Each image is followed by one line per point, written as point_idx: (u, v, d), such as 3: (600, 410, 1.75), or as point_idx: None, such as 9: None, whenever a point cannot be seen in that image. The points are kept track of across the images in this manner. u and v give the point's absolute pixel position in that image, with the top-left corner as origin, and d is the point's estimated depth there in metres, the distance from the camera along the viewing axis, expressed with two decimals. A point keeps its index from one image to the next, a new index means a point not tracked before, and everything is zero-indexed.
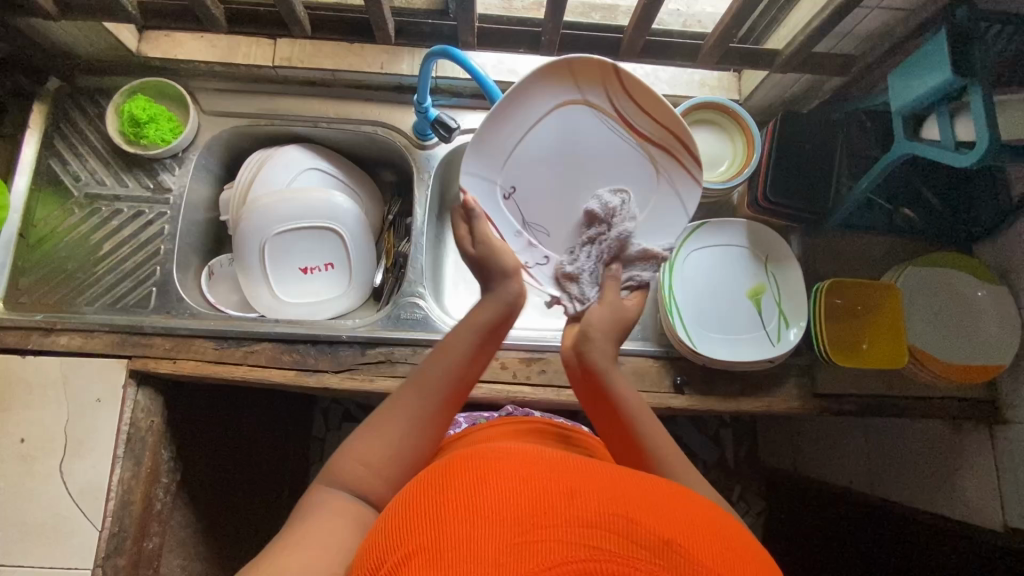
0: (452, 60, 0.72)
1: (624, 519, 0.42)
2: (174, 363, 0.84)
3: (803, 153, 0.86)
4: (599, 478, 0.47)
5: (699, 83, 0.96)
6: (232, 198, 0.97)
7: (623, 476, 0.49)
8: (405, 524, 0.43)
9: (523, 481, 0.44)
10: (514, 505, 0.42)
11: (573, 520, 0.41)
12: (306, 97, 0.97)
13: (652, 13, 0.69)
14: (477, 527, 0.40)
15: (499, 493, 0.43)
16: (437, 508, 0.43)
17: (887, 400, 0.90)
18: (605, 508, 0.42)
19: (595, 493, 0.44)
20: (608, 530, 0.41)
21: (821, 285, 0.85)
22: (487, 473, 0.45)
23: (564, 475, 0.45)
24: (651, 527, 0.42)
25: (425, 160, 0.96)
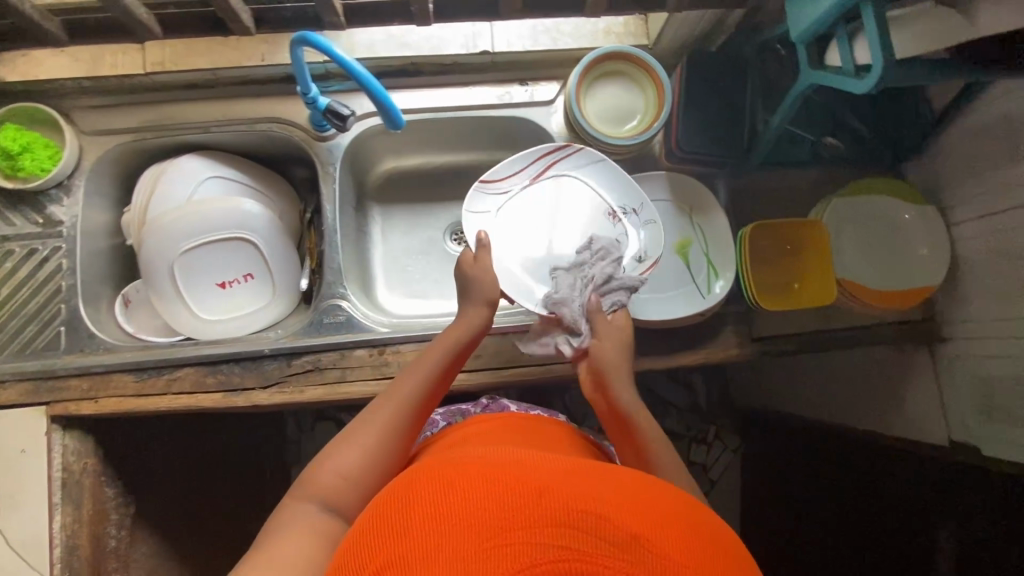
0: (311, 47, 0.66)
1: (591, 516, 0.41)
2: (96, 402, 0.81)
3: (713, 96, 0.82)
4: (570, 475, 0.46)
5: (604, 32, 0.90)
6: (133, 221, 0.91)
7: (600, 474, 0.48)
8: (377, 536, 0.43)
9: (491, 485, 0.44)
10: (483, 510, 0.41)
11: (540, 522, 0.40)
12: (190, 101, 0.90)
13: None
14: (446, 535, 0.40)
15: (466, 500, 0.42)
16: (405, 519, 0.42)
17: (827, 335, 0.89)
18: (573, 505, 0.42)
19: (566, 492, 0.43)
20: (575, 528, 0.40)
21: (743, 232, 0.82)
22: (458, 480, 0.45)
23: (534, 475, 0.45)
24: (622, 524, 0.41)
25: (328, 152, 0.90)
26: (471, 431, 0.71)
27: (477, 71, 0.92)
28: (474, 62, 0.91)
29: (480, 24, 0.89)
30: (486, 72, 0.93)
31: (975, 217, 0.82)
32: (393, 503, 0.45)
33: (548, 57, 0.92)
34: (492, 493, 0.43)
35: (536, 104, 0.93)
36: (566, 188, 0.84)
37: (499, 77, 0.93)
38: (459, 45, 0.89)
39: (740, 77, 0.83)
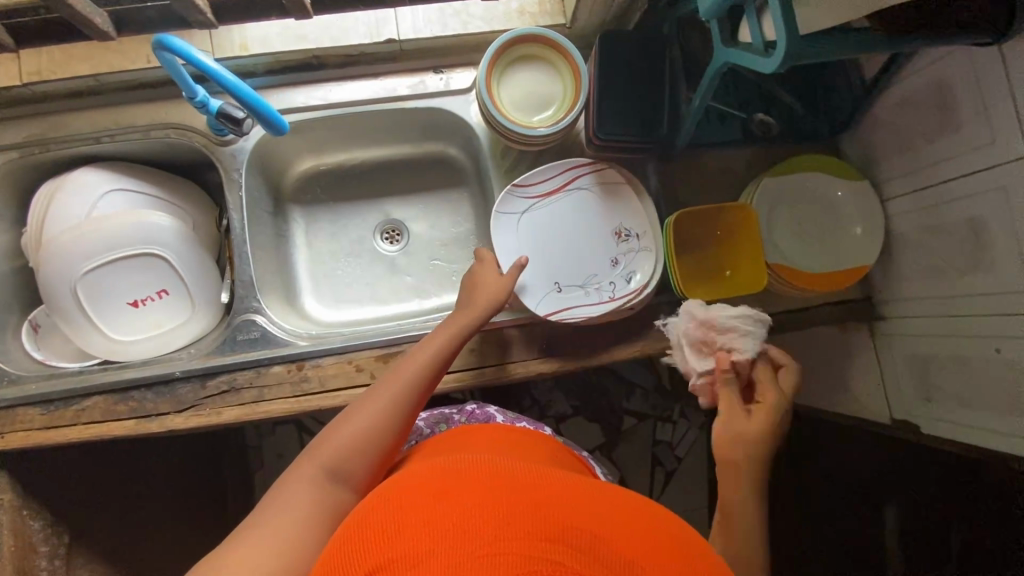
0: (171, 52, 0.62)
1: (587, 534, 0.39)
2: (0, 438, 0.77)
3: (629, 77, 0.77)
4: (571, 493, 0.45)
5: (518, 11, 0.84)
6: (30, 242, 0.86)
7: (600, 496, 0.46)
8: (368, 536, 0.40)
9: (489, 495, 0.42)
10: (479, 518, 0.39)
11: (535, 534, 0.38)
12: (78, 111, 0.84)
13: None
14: (439, 541, 0.38)
15: (462, 509, 0.41)
16: (399, 523, 0.40)
17: (763, 321, 0.87)
18: (571, 523, 0.40)
19: (562, 509, 0.41)
20: (569, 544, 0.38)
21: (669, 220, 0.78)
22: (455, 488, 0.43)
23: (533, 490, 0.43)
24: (620, 548, 0.39)
25: (231, 156, 0.85)
26: (451, 438, 0.67)
27: (386, 61, 0.86)
28: (381, 52, 0.86)
29: (382, 10, 0.83)
30: (395, 62, 0.87)
31: (909, 191, 0.78)
32: (386, 505, 0.43)
33: (460, 42, 0.86)
34: (488, 504, 0.41)
35: (452, 93, 0.87)
36: (594, 199, 0.80)
37: (410, 66, 0.87)
38: (361, 34, 0.83)
39: (658, 55, 0.78)
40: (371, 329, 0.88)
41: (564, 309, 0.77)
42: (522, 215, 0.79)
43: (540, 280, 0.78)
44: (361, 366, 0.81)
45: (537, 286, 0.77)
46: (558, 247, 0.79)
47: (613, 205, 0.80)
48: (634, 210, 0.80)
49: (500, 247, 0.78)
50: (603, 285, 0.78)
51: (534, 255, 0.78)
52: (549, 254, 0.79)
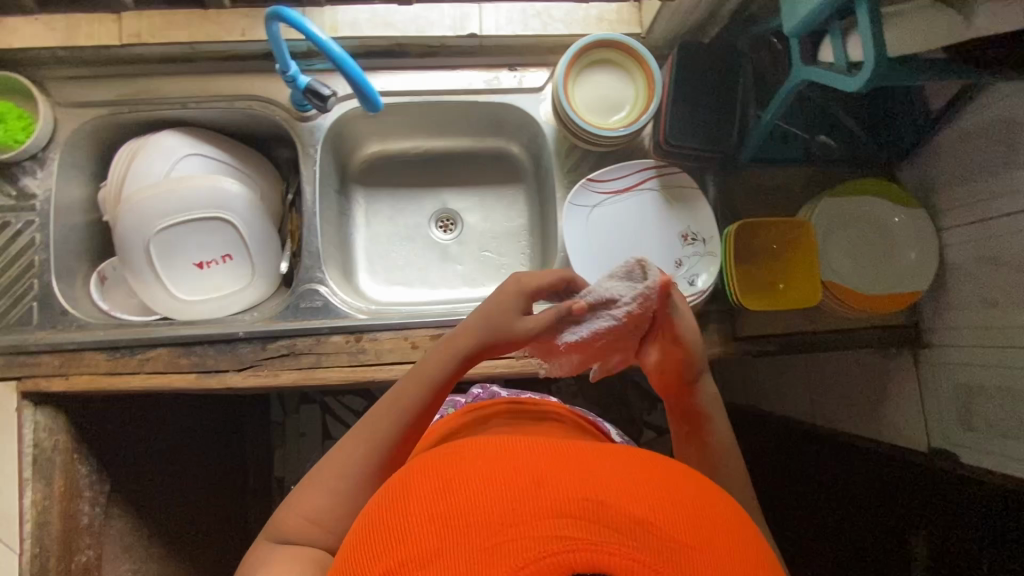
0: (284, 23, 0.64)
1: (594, 503, 0.39)
2: (67, 379, 0.80)
3: (704, 88, 0.80)
4: (572, 461, 0.44)
5: (597, 18, 0.88)
6: (109, 197, 0.90)
7: (602, 456, 0.46)
8: (376, 540, 0.41)
9: (489, 481, 0.42)
10: (481, 509, 0.39)
11: (540, 513, 0.39)
12: (169, 76, 0.88)
13: None
14: (445, 539, 0.38)
15: (464, 499, 0.40)
16: (405, 523, 0.41)
17: (809, 337, 0.88)
18: (575, 493, 0.40)
19: (564, 480, 0.41)
20: (576, 516, 0.38)
21: (728, 232, 0.80)
22: (456, 476, 0.43)
23: (534, 464, 0.43)
24: (626, 510, 0.39)
25: (309, 133, 0.88)
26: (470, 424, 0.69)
27: (465, 55, 0.90)
28: (462, 46, 0.89)
29: (468, 5, 0.86)
30: (474, 56, 0.90)
31: (967, 222, 0.80)
32: (391, 504, 0.44)
33: (538, 43, 0.89)
34: (489, 490, 0.41)
35: (525, 90, 0.91)
36: (660, 203, 0.84)
37: (487, 61, 0.90)
38: (445, 26, 0.86)
39: (733, 69, 0.80)
40: (426, 309, 0.90)
41: None
42: (591, 210, 0.84)
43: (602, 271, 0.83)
44: (416, 343, 0.84)
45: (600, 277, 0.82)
46: (621, 243, 0.84)
47: (677, 209, 0.84)
48: (697, 214, 0.84)
49: (570, 236, 0.82)
50: (661, 280, 0.83)
51: (600, 248, 0.84)
52: (614, 248, 0.84)
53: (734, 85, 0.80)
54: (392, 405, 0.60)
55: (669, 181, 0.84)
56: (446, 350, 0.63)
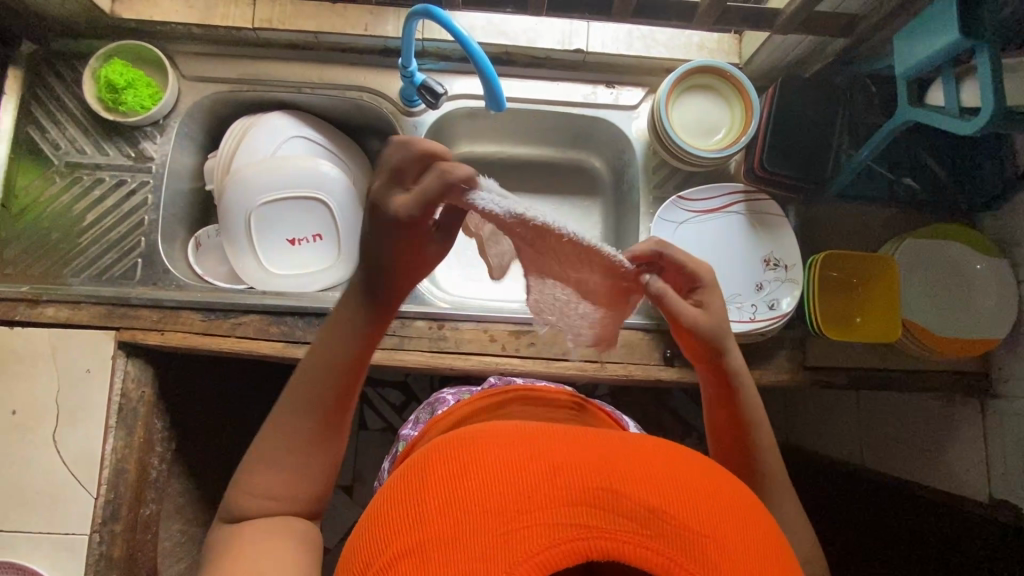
0: (434, 20, 0.72)
1: (609, 492, 0.41)
2: (162, 335, 0.84)
3: (801, 121, 0.82)
4: (583, 448, 0.45)
5: (697, 46, 0.92)
6: (216, 168, 0.95)
7: (613, 442, 0.47)
8: (392, 520, 0.42)
9: (501, 467, 0.42)
10: (496, 497, 0.40)
11: (557, 501, 0.40)
12: (289, 61, 0.93)
13: None
14: (462, 524, 0.39)
15: (481, 485, 0.41)
16: (421, 507, 0.42)
17: (877, 374, 0.90)
18: (590, 482, 0.41)
19: (578, 467, 0.42)
20: (593, 505, 0.40)
21: (815, 257, 0.83)
22: (469, 461, 0.44)
23: (546, 450, 0.44)
24: (639, 497, 0.41)
25: (413, 127, 0.93)
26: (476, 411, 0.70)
27: (567, 68, 0.94)
28: (566, 60, 0.93)
29: (578, 22, 0.91)
30: (576, 70, 0.94)
31: None
32: (407, 486, 0.45)
33: (638, 63, 0.94)
34: (503, 477, 0.42)
35: (620, 107, 0.94)
36: (747, 227, 0.87)
37: (587, 76, 0.94)
38: (554, 40, 0.91)
39: (831, 108, 0.83)
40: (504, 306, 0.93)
41: None
42: (678, 227, 0.86)
43: None
44: (495, 337, 0.86)
45: None
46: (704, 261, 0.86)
47: (763, 235, 0.87)
48: (782, 242, 0.86)
49: None
50: (740, 300, 0.85)
51: None
52: None
53: (831, 123, 0.83)
54: (305, 379, 0.55)
55: (756, 207, 0.87)
56: (347, 313, 0.55)
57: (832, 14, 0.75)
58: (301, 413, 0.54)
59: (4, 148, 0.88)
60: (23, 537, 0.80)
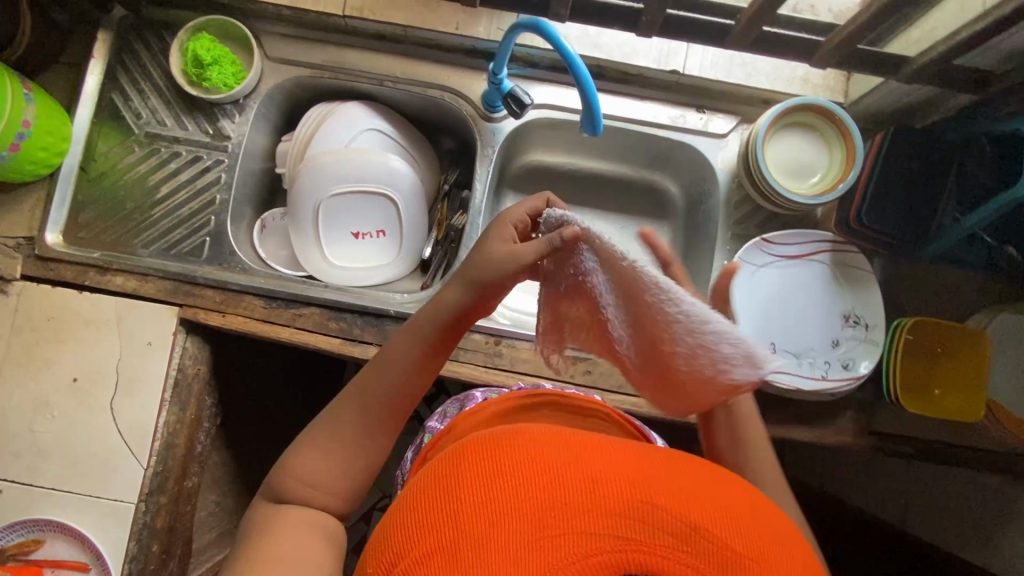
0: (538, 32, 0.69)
1: (649, 506, 0.39)
2: (223, 316, 0.84)
3: (908, 173, 0.78)
4: (620, 460, 0.44)
5: (801, 79, 0.87)
6: (290, 151, 0.94)
7: (650, 457, 0.45)
8: (423, 514, 0.42)
9: (535, 468, 0.42)
10: (530, 497, 0.39)
11: (592, 509, 0.38)
12: (373, 52, 0.91)
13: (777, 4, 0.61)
14: (493, 522, 0.38)
15: (515, 487, 0.40)
16: (452, 503, 0.41)
17: (945, 448, 0.85)
18: (628, 495, 0.39)
19: (614, 479, 0.41)
20: (630, 518, 0.38)
21: (903, 320, 0.79)
22: (506, 461, 0.43)
23: (582, 458, 0.43)
24: (679, 514, 0.38)
25: (491, 133, 0.90)
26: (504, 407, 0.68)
27: (659, 88, 0.90)
28: (659, 79, 0.89)
29: (677, 42, 0.87)
30: (668, 91, 0.90)
31: None
32: (439, 481, 0.44)
33: (734, 91, 0.89)
34: (539, 480, 0.40)
35: (708, 134, 0.89)
36: (830, 279, 0.82)
37: (677, 98, 0.89)
38: (650, 58, 0.87)
39: (941, 165, 0.77)
40: None
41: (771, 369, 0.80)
42: (754, 270, 0.82)
43: (756, 333, 0.81)
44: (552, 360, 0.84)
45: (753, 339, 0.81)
46: (777, 309, 0.82)
47: (845, 289, 0.82)
48: (864, 299, 0.82)
49: (733, 291, 0.81)
50: (810, 354, 0.81)
51: (756, 310, 0.82)
52: (771, 313, 0.82)
53: (940, 181, 0.77)
54: (375, 370, 0.61)
55: (841, 258, 0.82)
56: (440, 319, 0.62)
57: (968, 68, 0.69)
58: (360, 407, 0.60)
59: (88, 111, 0.89)
60: (72, 497, 0.82)
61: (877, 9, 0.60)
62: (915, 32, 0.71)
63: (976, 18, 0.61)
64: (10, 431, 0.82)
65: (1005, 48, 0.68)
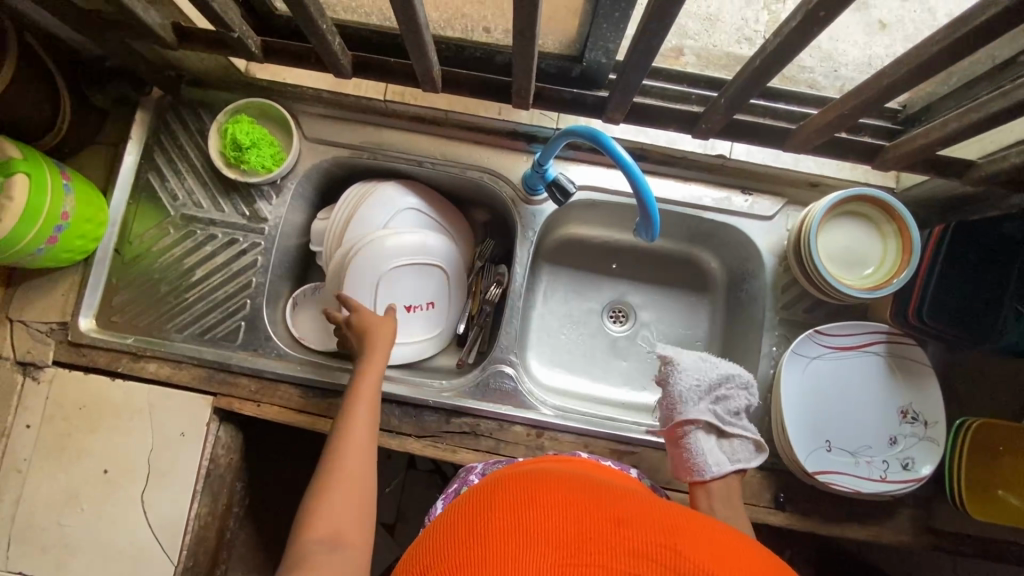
0: (599, 144, 0.68)
1: (674, 554, 0.38)
2: (258, 406, 0.82)
3: (968, 268, 0.75)
4: (649, 510, 0.44)
5: (850, 164, 0.85)
6: (326, 232, 0.93)
7: (678, 511, 0.45)
8: (450, 532, 0.42)
9: (566, 504, 0.42)
10: (560, 528, 0.39)
11: (619, 548, 0.38)
12: (413, 134, 0.90)
13: (847, 119, 0.60)
14: (523, 544, 0.38)
15: (546, 517, 0.40)
16: (483, 524, 0.41)
17: (1005, 547, 0.81)
18: (655, 541, 0.39)
19: (643, 526, 0.41)
20: (656, 562, 0.37)
21: (966, 420, 0.76)
22: (534, 495, 0.43)
23: (614, 505, 0.43)
24: (706, 565, 0.38)
25: (531, 215, 0.89)
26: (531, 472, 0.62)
27: (703, 170, 0.88)
28: (702, 161, 0.88)
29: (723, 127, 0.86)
30: (711, 173, 0.88)
31: None
32: (468, 507, 0.44)
33: (779, 173, 0.87)
34: (566, 513, 0.41)
35: (753, 217, 0.87)
36: (884, 371, 0.80)
37: (722, 181, 0.87)
38: (695, 143, 0.86)
39: (1006, 263, 0.74)
40: (602, 414, 0.88)
41: (829, 470, 0.77)
42: (809, 363, 0.79)
43: (813, 431, 0.78)
44: (595, 453, 0.81)
45: (810, 437, 0.77)
46: (834, 403, 0.79)
47: (901, 382, 0.79)
48: (922, 393, 0.79)
49: (786, 387, 0.78)
50: (869, 452, 0.78)
51: (811, 405, 0.79)
52: (827, 408, 0.79)
53: (1002, 279, 0.74)
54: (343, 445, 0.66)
55: (895, 349, 0.80)
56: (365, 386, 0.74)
57: None
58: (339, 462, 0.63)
59: (125, 193, 0.88)
60: None
61: (956, 124, 0.58)
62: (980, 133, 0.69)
63: None
64: (38, 525, 0.80)
65: None
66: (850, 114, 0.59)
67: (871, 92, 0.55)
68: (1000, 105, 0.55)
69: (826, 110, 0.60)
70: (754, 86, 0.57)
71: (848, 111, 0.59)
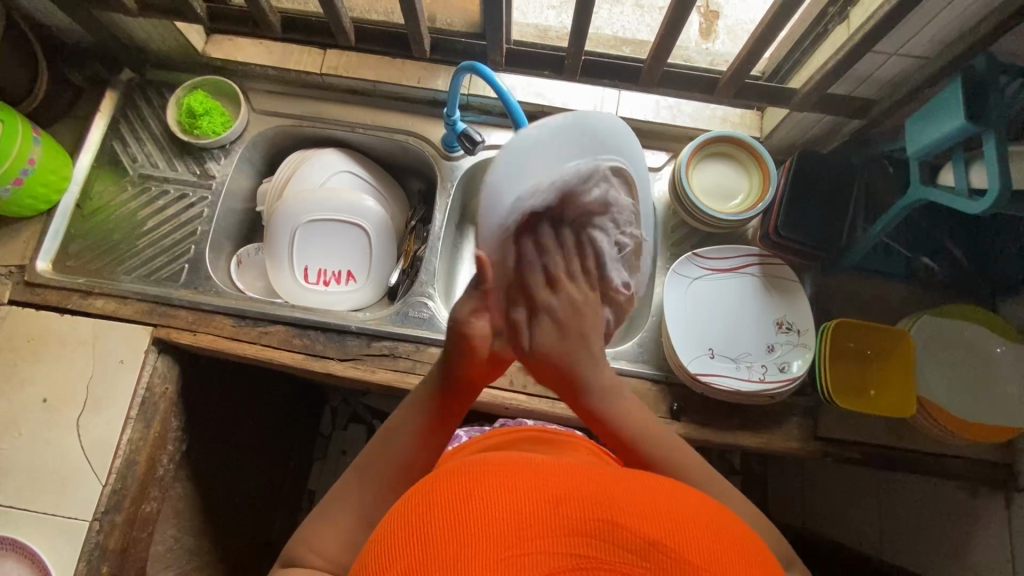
0: (478, 74, 0.80)
1: (608, 524, 0.35)
2: (194, 335, 0.90)
3: (818, 189, 0.86)
4: (583, 476, 0.39)
5: (720, 119, 0.99)
6: (270, 191, 1.04)
7: (612, 473, 0.41)
8: (385, 537, 0.36)
9: (495, 483, 0.37)
10: (492, 518, 0.34)
11: (556, 529, 0.34)
12: (347, 105, 1.03)
13: (670, 43, 0.76)
14: (458, 543, 0.33)
15: (475, 509, 0.35)
16: (412, 526, 0.35)
17: (891, 452, 0.86)
18: (589, 512, 0.35)
19: (578, 496, 0.36)
20: (594, 536, 0.34)
21: (828, 324, 0.84)
22: (472, 481, 0.37)
23: (545, 477, 0.38)
24: (641, 528, 0.35)
25: (450, 169, 1.01)
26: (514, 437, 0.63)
27: None
28: None
29: (610, 90, 0.99)
30: None
31: None
32: (406, 502, 0.38)
33: (664, 130, 1.00)
34: (505, 496, 0.35)
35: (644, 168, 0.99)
36: (760, 290, 0.89)
37: None
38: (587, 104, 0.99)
39: (846, 183, 0.86)
40: None
41: (710, 374, 0.84)
42: (690, 283, 0.89)
43: (694, 341, 0.86)
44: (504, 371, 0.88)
45: (693, 346, 0.86)
46: (714, 318, 0.88)
47: (777, 299, 0.88)
48: (794, 305, 0.87)
49: (669, 302, 0.87)
50: (747, 358, 0.86)
51: (694, 320, 0.88)
52: (708, 322, 0.88)
53: (844, 198, 0.86)
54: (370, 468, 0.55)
55: (768, 270, 0.89)
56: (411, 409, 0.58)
57: (847, 96, 0.82)
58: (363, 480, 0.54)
59: (89, 157, 0.99)
60: (28, 515, 0.82)
61: (753, 41, 0.74)
62: (803, 71, 0.83)
63: (841, 50, 0.72)
64: None
65: (877, 80, 0.79)
66: (672, 35, 0.74)
67: (673, 8, 0.70)
68: (770, 22, 0.70)
69: (651, 46, 0.78)
70: (586, 21, 0.75)
71: (667, 34, 0.75)
